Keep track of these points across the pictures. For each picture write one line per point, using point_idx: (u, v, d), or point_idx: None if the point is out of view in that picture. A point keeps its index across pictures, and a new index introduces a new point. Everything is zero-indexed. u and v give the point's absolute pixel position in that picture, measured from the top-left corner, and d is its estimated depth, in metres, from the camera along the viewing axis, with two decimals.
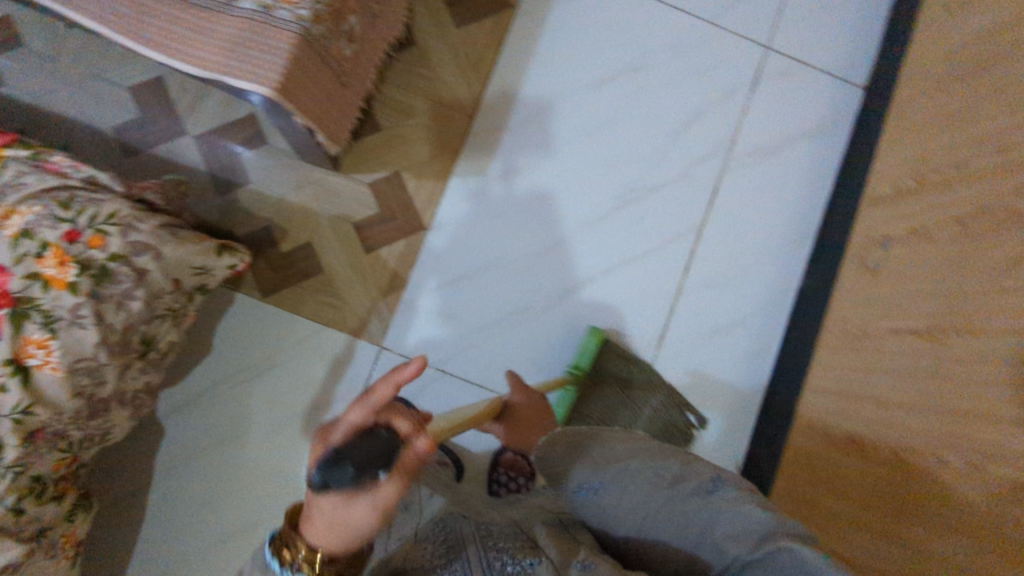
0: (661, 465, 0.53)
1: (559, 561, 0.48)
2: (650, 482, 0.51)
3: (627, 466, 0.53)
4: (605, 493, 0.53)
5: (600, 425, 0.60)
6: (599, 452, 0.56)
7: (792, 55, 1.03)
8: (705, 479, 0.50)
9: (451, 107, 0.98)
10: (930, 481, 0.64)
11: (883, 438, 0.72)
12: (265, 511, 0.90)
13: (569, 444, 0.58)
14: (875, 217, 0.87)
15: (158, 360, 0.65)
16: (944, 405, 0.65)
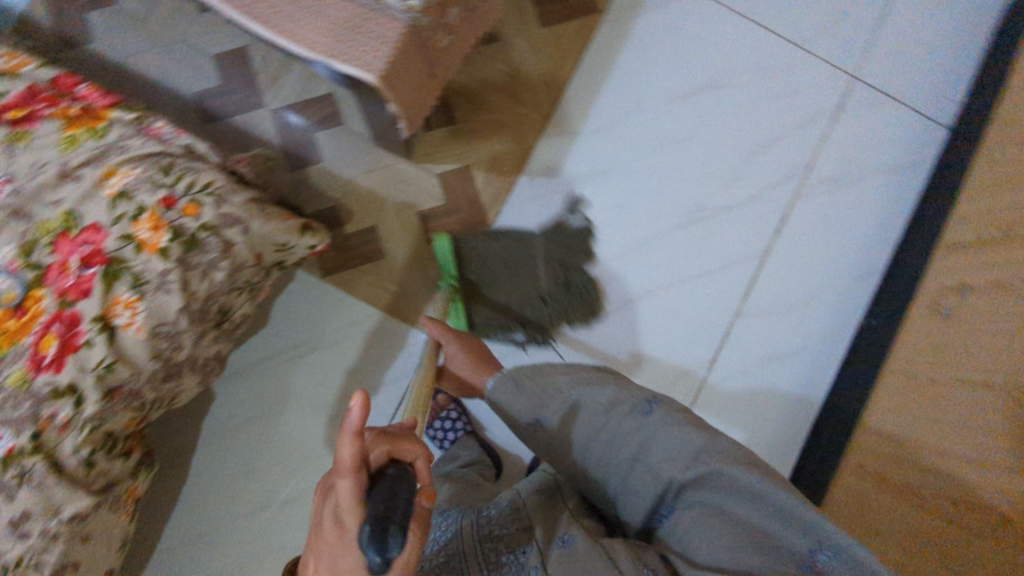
0: (598, 391, 0.67)
1: (544, 538, 0.59)
2: (594, 410, 0.65)
3: (568, 398, 0.67)
4: (554, 420, 0.67)
5: (544, 364, 0.71)
6: (546, 386, 0.69)
7: (878, 87, 1.01)
8: (639, 401, 0.65)
9: (528, 107, 0.98)
10: (988, 520, 0.64)
11: (940, 484, 0.71)
12: (303, 487, 0.91)
13: (518, 386, 0.70)
14: (952, 263, 0.84)
15: (231, 329, 0.66)
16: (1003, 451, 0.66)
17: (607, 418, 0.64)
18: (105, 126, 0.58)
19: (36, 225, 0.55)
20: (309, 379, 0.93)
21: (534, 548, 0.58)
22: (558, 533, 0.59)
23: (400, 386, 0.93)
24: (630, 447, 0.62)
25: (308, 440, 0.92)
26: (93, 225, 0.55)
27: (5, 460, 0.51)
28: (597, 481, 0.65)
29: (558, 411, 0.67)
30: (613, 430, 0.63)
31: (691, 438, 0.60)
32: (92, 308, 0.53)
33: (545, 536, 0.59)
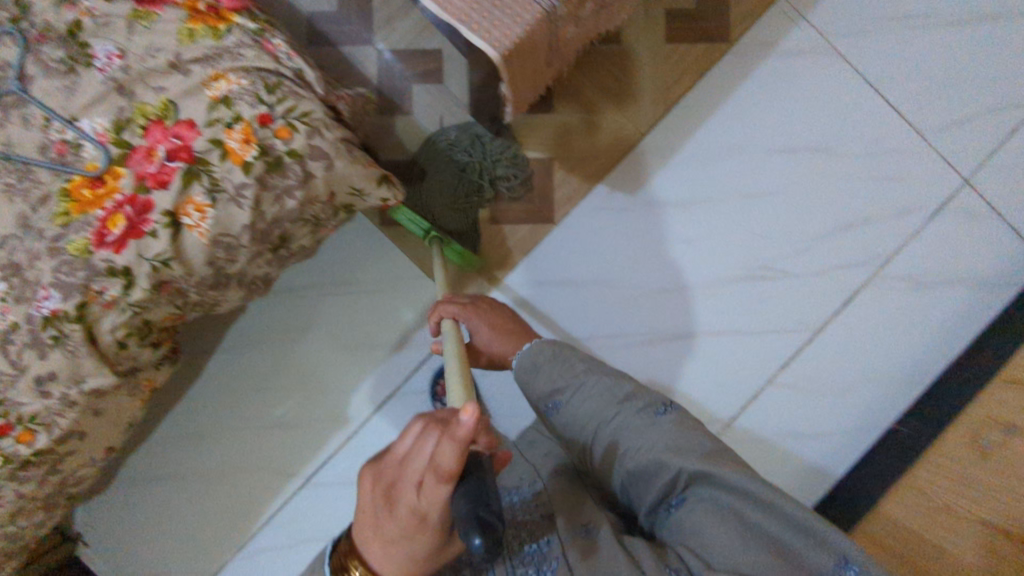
0: (617, 383, 0.66)
1: (565, 531, 0.58)
2: (606, 397, 0.65)
3: (584, 385, 0.66)
4: (572, 407, 0.66)
5: (559, 344, 0.69)
6: (562, 372, 0.67)
7: (989, 199, 0.96)
8: (652, 401, 0.65)
9: (628, 117, 0.96)
10: None
11: None
12: (304, 418, 0.93)
13: (535, 373, 0.68)
14: (1009, 400, 0.80)
15: (286, 256, 0.66)
16: None
17: (620, 409, 0.64)
18: (226, 28, 0.58)
19: (134, 106, 0.56)
20: (341, 320, 0.94)
21: (555, 536, 0.58)
22: (579, 521, 0.60)
23: (423, 351, 0.94)
24: (643, 441, 0.61)
25: (323, 376, 0.94)
26: (187, 121, 0.55)
27: (48, 319, 0.54)
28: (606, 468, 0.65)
29: (574, 399, 0.66)
30: (628, 423, 0.63)
31: (701, 441, 0.61)
32: (165, 201, 0.54)
33: (568, 523, 0.60)
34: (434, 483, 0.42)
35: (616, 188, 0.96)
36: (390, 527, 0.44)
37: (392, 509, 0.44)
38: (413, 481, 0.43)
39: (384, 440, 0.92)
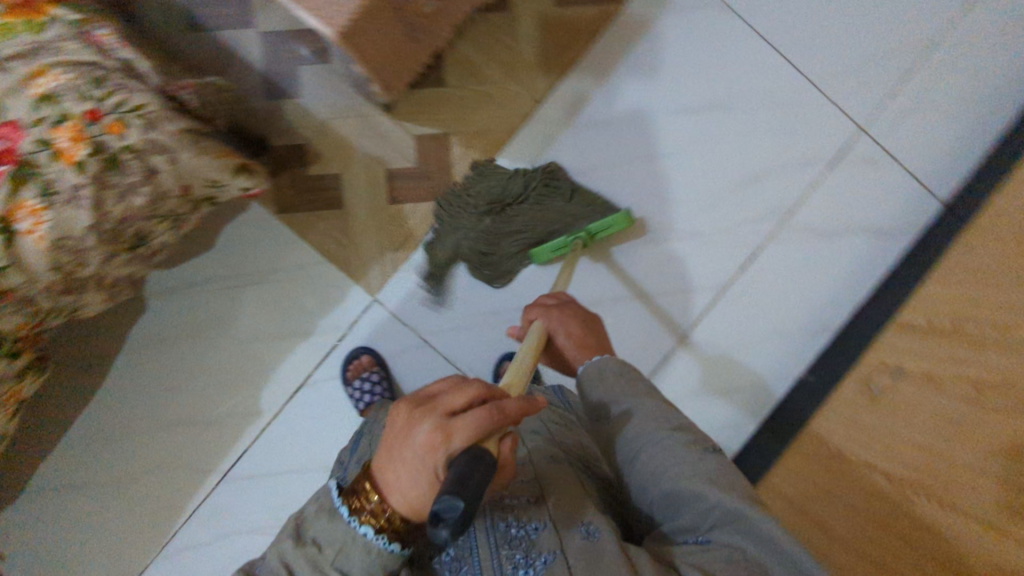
0: (672, 412, 0.60)
1: (560, 526, 0.51)
2: (658, 420, 0.59)
3: (641, 404, 0.61)
4: (624, 422, 0.61)
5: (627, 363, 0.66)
6: (619, 386, 0.63)
7: (885, 146, 0.97)
8: (702, 440, 0.58)
9: (522, 87, 0.95)
10: None
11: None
12: (215, 415, 0.92)
13: (598, 381, 0.64)
14: (899, 343, 0.82)
15: (147, 254, 0.64)
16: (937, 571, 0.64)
17: (667, 434, 0.57)
18: (46, 22, 0.55)
19: None
20: (245, 312, 0.93)
21: (550, 526, 0.51)
22: (580, 519, 0.51)
23: (332, 337, 0.93)
24: (680, 467, 0.54)
25: (232, 371, 0.92)
26: (11, 122, 0.51)
27: None
28: (637, 485, 0.58)
29: (626, 409, 0.61)
30: (672, 446, 0.56)
31: (742, 483, 0.53)
32: None
33: (564, 516, 0.51)
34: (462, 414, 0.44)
35: (515, 159, 0.94)
36: (401, 444, 0.44)
37: (409, 429, 0.44)
38: (442, 408, 0.45)
39: (299, 428, 0.92)
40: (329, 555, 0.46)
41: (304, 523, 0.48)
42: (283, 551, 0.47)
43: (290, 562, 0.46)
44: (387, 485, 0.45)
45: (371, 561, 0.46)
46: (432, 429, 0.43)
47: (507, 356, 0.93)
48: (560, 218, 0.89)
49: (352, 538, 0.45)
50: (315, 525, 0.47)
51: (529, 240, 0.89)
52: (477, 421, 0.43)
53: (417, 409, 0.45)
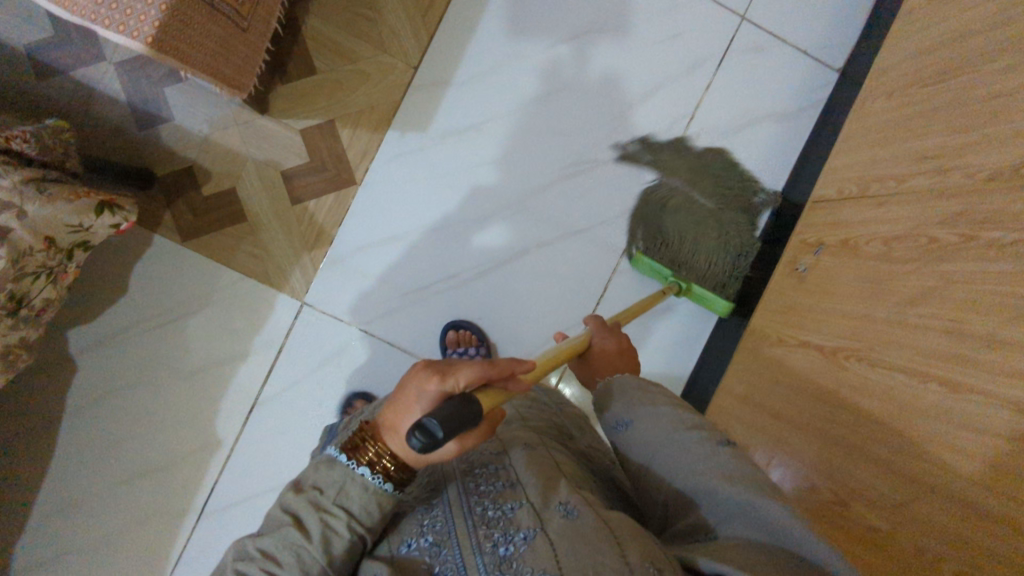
0: (688, 414, 0.53)
1: (540, 505, 0.45)
2: (675, 422, 0.52)
3: (659, 408, 0.54)
4: (638, 427, 0.54)
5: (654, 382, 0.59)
6: (642, 393, 0.57)
7: (769, 28, 0.96)
8: (719, 434, 0.51)
9: (394, 55, 0.92)
10: (858, 526, 0.57)
11: (781, 457, 0.69)
12: (175, 455, 0.90)
13: (619, 392, 0.58)
14: (817, 219, 0.82)
15: (33, 315, 0.62)
16: (862, 428, 0.60)
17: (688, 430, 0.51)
18: None
19: None
20: (177, 347, 0.91)
21: (528, 505, 0.44)
22: (556, 497, 0.45)
23: (270, 351, 0.91)
24: (697, 463, 0.48)
25: (181, 408, 0.91)
26: None
27: None
28: (655, 486, 0.51)
29: (646, 416, 0.54)
30: (692, 439, 0.50)
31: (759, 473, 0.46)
32: None
33: (542, 493, 0.45)
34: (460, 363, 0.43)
35: (406, 131, 0.93)
36: (405, 392, 0.43)
37: (412, 378, 0.44)
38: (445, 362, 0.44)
39: (261, 448, 0.91)
40: (331, 494, 0.43)
41: (303, 476, 0.45)
42: (283, 498, 0.44)
43: (290, 507, 0.43)
44: (387, 432, 0.44)
45: (372, 499, 0.43)
46: (430, 373, 0.42)
47: (449, 327, 0.91)
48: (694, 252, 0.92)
49: (351, 475, 0.43)
50: (313, 472, 0.44)
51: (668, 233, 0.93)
52: (474, 369, 0.42)
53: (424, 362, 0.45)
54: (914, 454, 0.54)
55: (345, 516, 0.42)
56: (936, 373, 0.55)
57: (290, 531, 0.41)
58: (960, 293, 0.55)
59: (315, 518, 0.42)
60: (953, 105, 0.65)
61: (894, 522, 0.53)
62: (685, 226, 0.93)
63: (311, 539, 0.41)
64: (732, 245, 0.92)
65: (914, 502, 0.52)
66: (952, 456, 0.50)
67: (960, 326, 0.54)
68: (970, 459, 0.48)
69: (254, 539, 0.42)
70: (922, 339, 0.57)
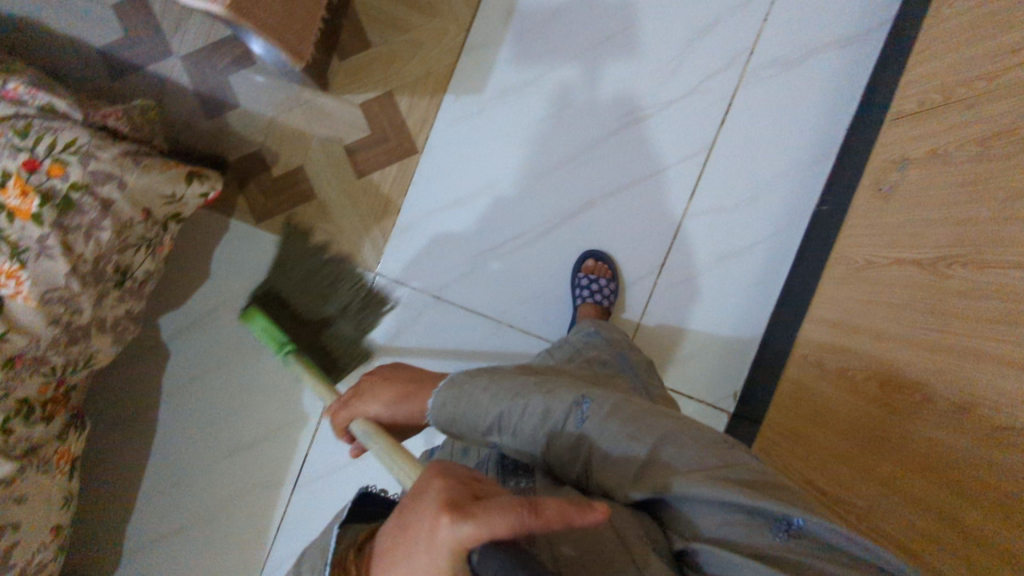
0: (522, 407, 0.51)
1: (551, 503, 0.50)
2: (526, 427, 0.51)
3: (497, 417, 0.52)
4: (506, 446, 0.53)
5: (460, 378, 0.56)
6: (473, 413, 0.54)
7: None
8: (563, 408, 0.51)
9: (444, 20, 0.92)
10: (973, 436, 0.55)
11: (879, 372, 0.67)
12: (266, 431, 0.93)
13: (457, 429, 0.56)
14: (898, 134, 0.78)
15: (137, 287, 0.65)
16: (978, 334, 0.57)
17: (539, 432, 0.51)
18: None
19: None
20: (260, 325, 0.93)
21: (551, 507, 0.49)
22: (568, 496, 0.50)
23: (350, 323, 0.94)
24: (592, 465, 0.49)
25: (269, 386, 0.94)
26: None
27: None
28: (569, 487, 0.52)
29: (493, 427, 0.53)
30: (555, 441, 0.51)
31: (637, 449, 0.47)
32: None
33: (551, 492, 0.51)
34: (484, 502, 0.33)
35: (460, 96, 0.93)
36: (416, 524, 0.36)
37: (428, 499, 0.36)
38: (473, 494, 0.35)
39: None
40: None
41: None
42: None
43: None
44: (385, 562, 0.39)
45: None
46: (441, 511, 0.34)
47: (586, 256, 0.94)
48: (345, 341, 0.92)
49: None
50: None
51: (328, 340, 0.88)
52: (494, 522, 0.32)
53: (447, 487, 0.36)
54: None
55: None
56: None
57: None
58: None
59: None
60: None
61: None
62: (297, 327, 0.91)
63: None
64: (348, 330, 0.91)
65: None
66: None
67: None
68: None
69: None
70: None
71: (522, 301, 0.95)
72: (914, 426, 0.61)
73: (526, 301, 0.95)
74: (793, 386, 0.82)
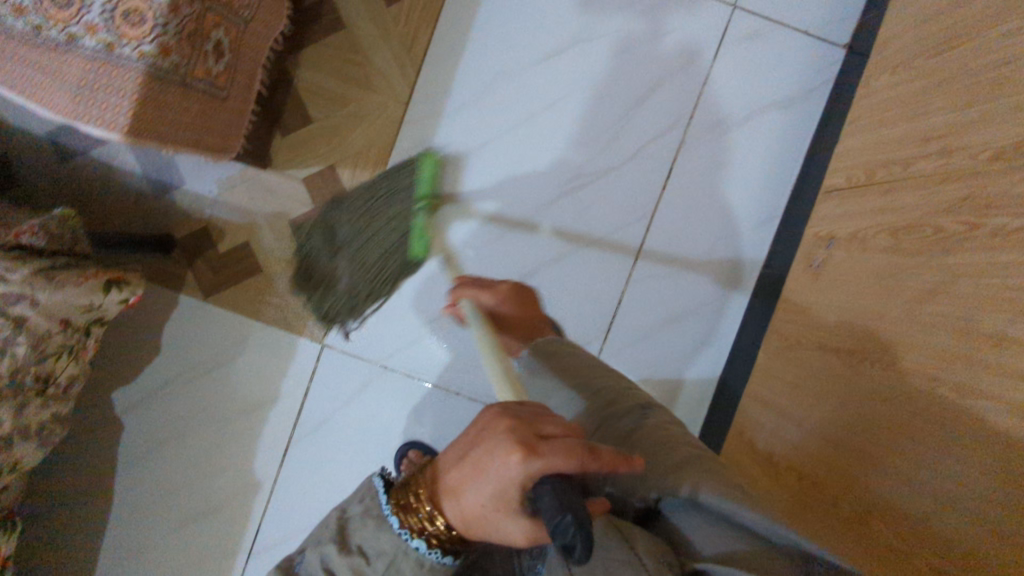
0: (604, 377, 0.61)
1: None
2: (597, 390, 0.59)
3: (584, 372, 0.62)
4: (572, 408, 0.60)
5: (565, 337, 0.69)
6: (562, 365, 0.64)
7: (764, 13, 0.93)
8: (630, 413, 0.55)
9: (383, 93, 0.93)
10: (882, 545, 0.54)
11: (806, 464, 0.67)
12: (218, 503, 0.94)
13: (538, 375, 0.65)
14: (828, 209, 0.78)
15: (61, 391, 0.67)
16: (887, 441, 0.57)
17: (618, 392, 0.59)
18: None
19: None
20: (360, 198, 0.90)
21: None
22: None
23: (299, 393, 0.95)
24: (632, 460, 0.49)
25: (219, 456, 0.95)
26: None
27: None
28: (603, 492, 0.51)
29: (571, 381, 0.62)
30: (623, 405, 0.57)
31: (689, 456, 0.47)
32: None
33: None
34: (552, 440, 0.39)
35: (543, 129, 0.95)
36: (484, 454, 0.41)
37: (496, 437, 0.40)
38: (537, 429, 0.41)
39: (301, 487, 0.95)
40: (376, 566, 0.46)
41: (351, 526, 0.48)
42: (327, 554, 0.46)
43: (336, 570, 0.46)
44: (449, 493, 0.43)
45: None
46: (514, 446, 0.39)
47: None
48: (376, 269, 0.89)
49: (400, 550, 0.45)
50: (359, 532, 0.47)
51: (380, 259, 0.89)
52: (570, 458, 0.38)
53: (510, 423, 0.41)
54: (942, 469, 0.50)
55: None
56: (948, 377, 0.52)
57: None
58: (968, 288, 0.52)
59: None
60: (956, 78, 0.61)
61: (918, 540, 0.51)
62: (399, 207, 0.88)
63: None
64: (383, 274, 0.91)
65: (943, 521, 0.49)
66: (987, 474, 0.46)
67: (971, 324, 0.51)
68: (980, 475, 0.47)
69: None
70: (936, 338, 0.54)
71: (471, 369, 0.96)
72: (824, 505, 0.63)
73: (474, 368, 0.96)
74: (730, 459, 0.82)
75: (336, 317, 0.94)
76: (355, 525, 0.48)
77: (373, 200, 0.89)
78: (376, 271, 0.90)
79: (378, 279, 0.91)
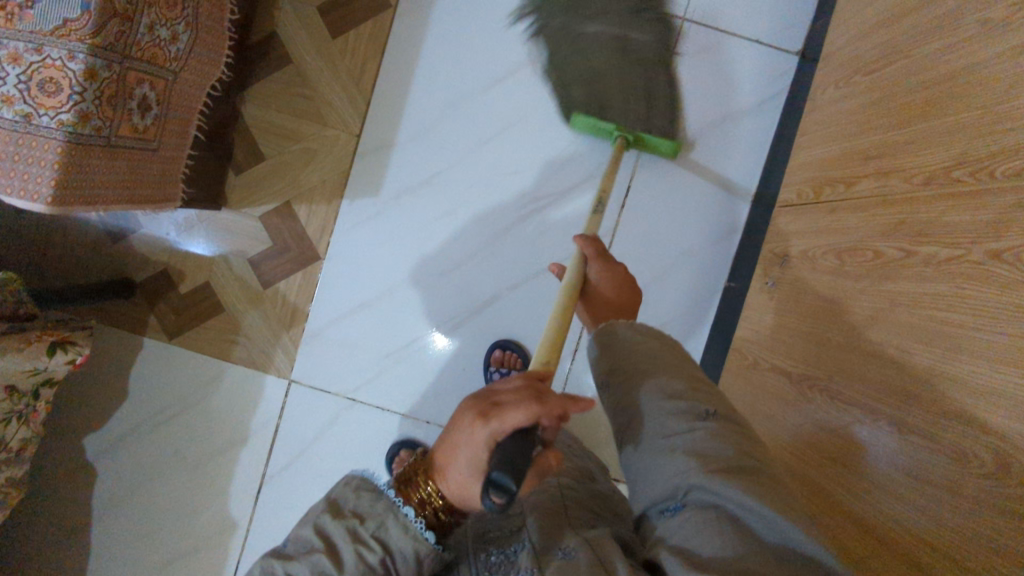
0: (667, 382, 0.51)
1: (542, 545, 0.48)
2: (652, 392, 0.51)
3: (648, 374, 0.52)
4: (626, 398, 0.52)
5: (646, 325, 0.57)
6: (625, 360, 0.55)
7: (714, 25, 0.92)
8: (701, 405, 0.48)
9: (334, 127, 0.93)
10: None
11: None
12: (192, 546, 0.94)
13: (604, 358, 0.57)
14: (782, 226, 0.77)
15: (13, 455, 0.68)
16: (834, 473, 0.55)
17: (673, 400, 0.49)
18: None
19: None
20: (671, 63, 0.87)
21: (529, 548, 0.48)
22: (560, 544, 0.47)
23: (268, 431, 0.94)
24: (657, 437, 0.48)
25: (192, 497, 0.94)
26: None
27: None
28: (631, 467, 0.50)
29: (627, 379, 0.53)
30: (664, 423, 0.48)
31: (725, 449, 0.45)
32: None
33: (545, 537, 0.49)
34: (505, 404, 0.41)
35: (533, 128, 0.93)
36: (454, 436, 0.43)
37: (461, 418, 0.43)
38: (493, 397, 0.42)
39: (271, 527, 0.93)
40: (370, 526, 0.44)
41: (340, 500, 0.46)
42: (321, 520, 0.45)
43: (330, 534, 0.44)
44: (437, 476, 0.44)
45: (408, 542, 0.44)
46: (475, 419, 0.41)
47: (496, 346, 0.92)
48: (563, 69, 0.87)
49: (394, 512, 0.44)
50: (356, 499, 0.46)
51: (579, 69, 0.85)
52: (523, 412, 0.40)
53: (471, 402, 0.43)
54: (870, 502, 0.50)
55: (381, 551, 0.44)
56: (888, 411, 0.51)
57: (320, 559, 0.43)
58: (905, 317, 0.51)
59: (349, 549, 0.43)
60: (893, 98, 0.60)
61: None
62: (622, 79, 0.83)
63: (341, 568, 0.43)
64: (570, 71, 0.86)
65: (880, 561, 0.47)
66: (920, 511, 0.45)
67: (907, 355, 0.50)
68: (913, 514, 0.46)
69: (283, 563, 0.44)
70: (879, 369, 0.53)
71: (439, 399, 0.94)
72: None
73: (443, 397, 0.94)
74: None
75: (537, 7, 0.89)
76: (349, 496, 0.46)
77: (633, 72, 0.83)
78: (559, 72, 0.88)
79: (570, 66, 0.86)
